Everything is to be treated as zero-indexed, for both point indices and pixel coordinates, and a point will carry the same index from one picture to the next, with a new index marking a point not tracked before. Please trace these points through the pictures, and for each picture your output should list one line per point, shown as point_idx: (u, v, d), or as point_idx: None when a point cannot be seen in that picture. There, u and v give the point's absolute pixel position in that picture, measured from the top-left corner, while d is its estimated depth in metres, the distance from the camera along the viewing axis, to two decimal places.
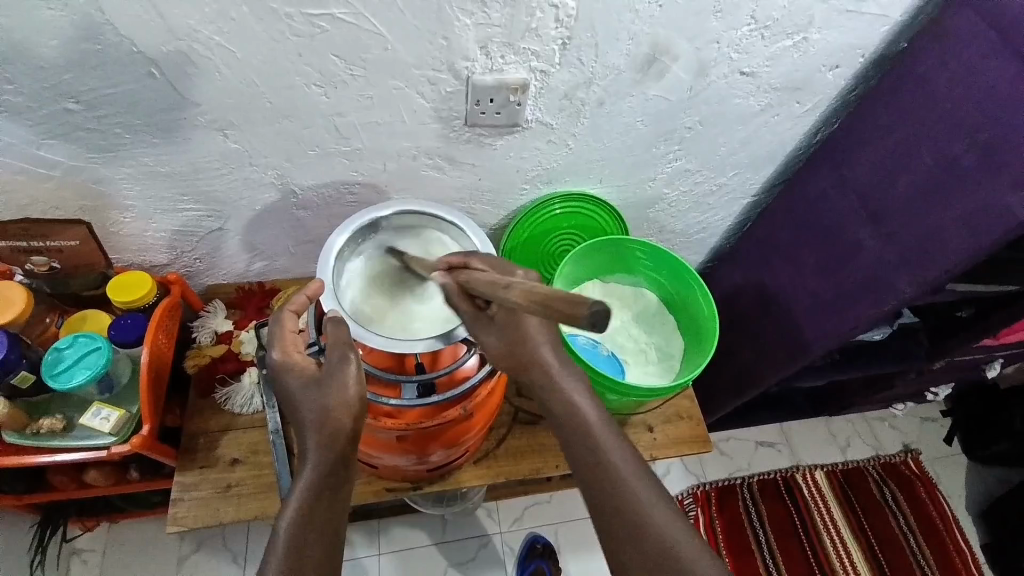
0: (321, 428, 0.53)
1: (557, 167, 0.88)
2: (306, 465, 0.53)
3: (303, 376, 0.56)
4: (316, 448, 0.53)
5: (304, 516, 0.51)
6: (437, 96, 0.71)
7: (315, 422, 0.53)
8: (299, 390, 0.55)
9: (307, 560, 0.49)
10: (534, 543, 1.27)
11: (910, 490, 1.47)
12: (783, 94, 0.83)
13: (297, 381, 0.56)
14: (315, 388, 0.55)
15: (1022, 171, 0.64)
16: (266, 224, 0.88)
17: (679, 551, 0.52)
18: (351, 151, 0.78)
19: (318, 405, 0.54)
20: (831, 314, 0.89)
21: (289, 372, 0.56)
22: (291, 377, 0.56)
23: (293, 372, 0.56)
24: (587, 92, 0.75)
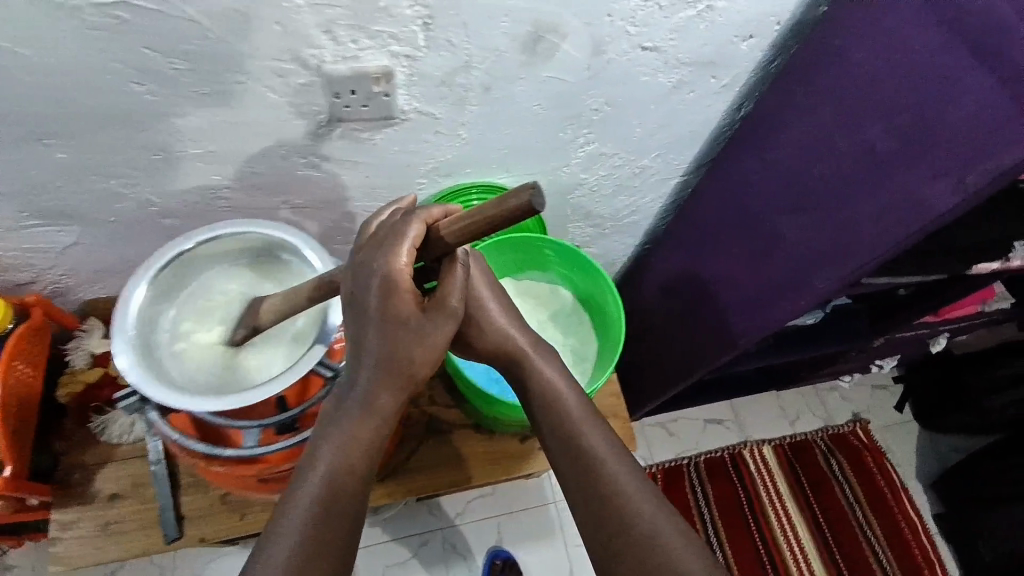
0: (382, 383, 0.53)
1: (455, 159, 0.79)
2: (346, 418, 0.53)
3: (388, 317, 0.51)
4: (364, 396, 0.53)
5: (339, 470, 0.52)
6: (289, 90, 0.62)
7: (378, 371, 0.52)
8: (380, 331, 0.51)
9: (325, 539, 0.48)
10: (495, 559, 1.25)
11: (856, 459, 1.48)
12: (696, 70, 0.74)
13: (381, 319, 0.51)
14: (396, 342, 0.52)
15: (942, 160, 0.57)
16: (131, 236, 0.78)
17: (662, 541, 0.54)
18: (206, 154, 0.68)
19: (396, 354, 0.52)
20: (755, 306, 0.84)
21: (375, 297, 0.50)
22: (386, 310, 0.51)
23: (377, 302, 0.50)
24: (467, 77, 0.66)
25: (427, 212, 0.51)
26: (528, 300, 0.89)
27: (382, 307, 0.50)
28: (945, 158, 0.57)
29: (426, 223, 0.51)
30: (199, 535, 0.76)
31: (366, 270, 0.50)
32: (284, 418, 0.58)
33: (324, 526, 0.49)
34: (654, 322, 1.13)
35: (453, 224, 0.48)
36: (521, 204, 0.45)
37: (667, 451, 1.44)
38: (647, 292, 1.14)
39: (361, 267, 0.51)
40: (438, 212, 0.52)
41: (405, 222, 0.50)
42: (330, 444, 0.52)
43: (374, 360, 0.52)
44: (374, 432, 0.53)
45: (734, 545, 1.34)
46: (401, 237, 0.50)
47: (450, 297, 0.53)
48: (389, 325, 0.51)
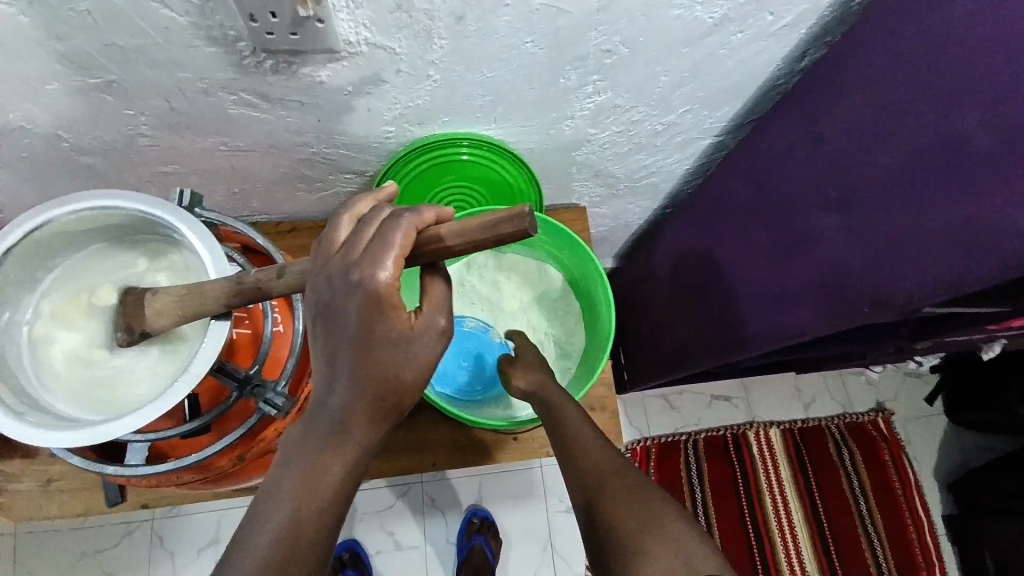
0: (370, 393, 0.39)
1: (426, 105, 0.64)
2: (318, 433, 0.39)
3: (369, 335, 0.38)
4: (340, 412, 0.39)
5: (308, 492, 0.39)
6: (189, 7, 0.47)
7: (353, 382, 0.39)
8: (365, 342, 0.38)
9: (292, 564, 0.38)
10: (472, 518, 1.22)
11: (871, 451, 1.37)
12: (746, 3, 0.55)
13: (365, 335, 0.38)
14: (371, 351, 0.39)
15: None
16: (49, 174, 0.67)
17: None
18: (110, 86, 0.55)
19: (385, 362, 0.39)
20: (767, 310, 0.69)
21: (356, 312, 0.38)
22: (371, 323, 0.38)
23: (360, 315, 0.38)
24: (429, 0, 0.49)
25: (418, 214, 0.40)
26: (513, 277, 0.79)
27: (366, 318, 0.38)
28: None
29: (417, 228, 0.40)
30: (142, 501, 0.72)
31: (342, 277, 0.38)
32: (184, 431, 0.48)
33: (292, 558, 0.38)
34: (660, 299, 0.99)
35: (456, 233, 0.39)
36: (518, 233, 0.38)
37: (664, 424, 1.36)
38: (657, 266, 0.99)
39: (337, 272, 0.39)
40: (432, 214, 0.41)
41: (393, 225, 0.39)
42: (297, 460, 0.40)
43: (356, 371, 0.39)
44: (323, 456, 0.40)
45: (723, 526, 1.29)
46: (387, 242, 0.38)
47: (442, 309, 0.41)
48: (372, 339, 0.38)
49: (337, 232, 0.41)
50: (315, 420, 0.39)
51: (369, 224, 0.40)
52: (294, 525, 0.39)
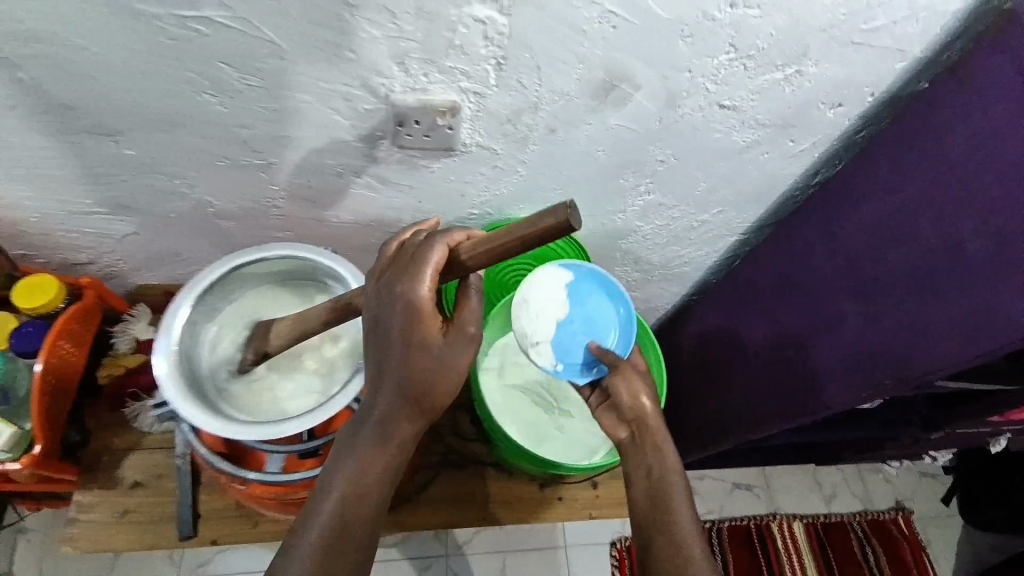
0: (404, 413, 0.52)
1: (509, 194, 0.78)
2: (368, 434, 0.51)
3: (409, 339, 0.51)
4: (387, 416, 0.52)
5: (352, 500, 0.50)
6: (355, 114, 0.61)
7: (398, 392, 0.51)
8: (399, 361, 0.51)
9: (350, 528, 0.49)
10: None
11: (894, 552, 1.36)
12: (774, 132, 0.70)
13: (403, 363, 0.51)
14: (408, 355, 0.51)
15: None
16: (184, 231, 0.80)
17: None
18: (267, 165, 0.69)
19: (415, 376, 0.51)
20: (797, 391, 0.77)
21: (400, 319, 0.51)
22: (412, 334, 0.51)
23: (401, 330, 0.52)
24: (533, 117, 0.64)
25: (449, 236, 0.54)
26: None
27: (408, 329, 0.51)
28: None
29: (448, 247, 0.53)
30: (211, 536, 0.78)
31: (384, 292, 0.52)
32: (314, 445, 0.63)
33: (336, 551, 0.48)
34: (688, 376, 1.08)
35: (473, 248, 0.52)
36: (544, 226, 0.47)
37: None
38: (685, 347, 1.10)
39: (385, 289, 0.52)
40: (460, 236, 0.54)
41: (432, 247, 0.53)
42: None
43: (392, 393, 0.52)
44: (371, 448, 0.51)
45: None
46: (426, 262, 0.52)
47: (473, 318, 0.54)
48: (414, 349, 0.51)
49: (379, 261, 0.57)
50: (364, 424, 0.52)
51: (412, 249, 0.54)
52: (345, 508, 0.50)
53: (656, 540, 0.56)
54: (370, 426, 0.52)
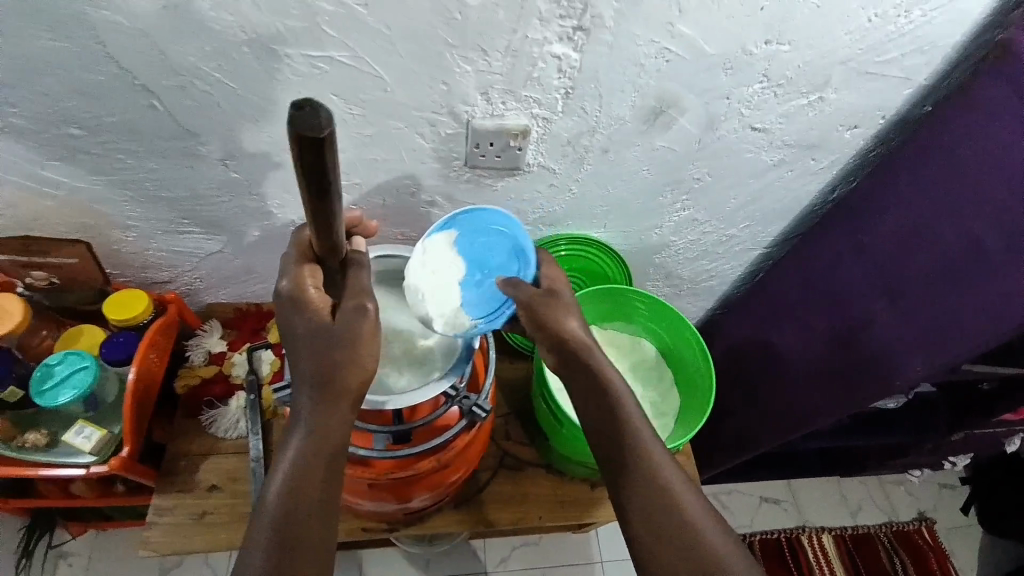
0: (322, 410, 0.57)
1: (560, 211, 0.86)
2: (302, 431, 0.57)
3: (315, 334, 0.58)
4: (312, 412, 0.57)
5: (299, 495, 0.54)
6: (437, 137, 0.70)
7: (316, 388, 0.57)
8: (307, 363, 0.58)
9: (299, 514, 0.54)
10: None
11: (923, 562, 1.38)
12: (797, 151, 0.79)
13: (312, 365, 0.58)
14: (320, 347, 0.58)
15: None
16: (263, 249, 0.87)
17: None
18: (351, 186, 0.77)
19: (321, 371, 0.57)
20: (841, 387, 0.84)
21: (298, 318, 0.59)
22: (312, 328, 0.59)
23: (304, 331, 0.59)
24: (590, 140, 0.74)
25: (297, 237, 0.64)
26: (611, 350, 0.93)
27: (310, 325, 0.59)
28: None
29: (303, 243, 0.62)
30: None
31: (278, 299, 0.60)
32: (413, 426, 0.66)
33: (289, 545, 0.52)
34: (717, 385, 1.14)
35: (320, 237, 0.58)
36: (297, 149, 0.41)
37: None
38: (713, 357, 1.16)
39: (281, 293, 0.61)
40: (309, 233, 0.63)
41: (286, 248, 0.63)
42: None
43: (310, 395, 0.58)
44: (306, 441, 0.56)
45: None
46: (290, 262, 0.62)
47: (365, 292, 0.61)
48: (319, 340, 0.58)
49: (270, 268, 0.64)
50: (297, 424, 0.57)
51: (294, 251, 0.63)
52: (291, 501, 0.54)
53: (638, 500, 0.57)
54: (301, 424, 0.57)
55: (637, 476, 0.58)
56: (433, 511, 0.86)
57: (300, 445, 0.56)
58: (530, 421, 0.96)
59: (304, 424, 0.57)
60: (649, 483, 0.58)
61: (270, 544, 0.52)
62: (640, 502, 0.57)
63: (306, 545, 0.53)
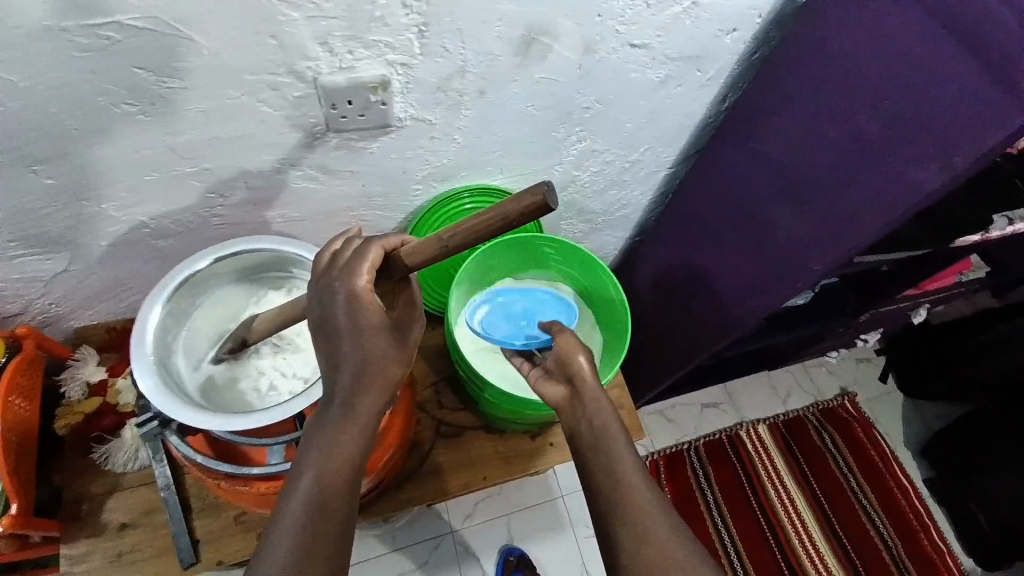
0: (369, 392, 0.50)
1: (450, 163, 0.79)
2: (335, 414, 0.49)
3: (360, 327, 0.51)
4: (348, 397, 0.50)
5: (327, 492, 0.46)
6: (286, 103, 0.61)
7: (355, 377, 0.50)
8: (350, 347, 0.50)
9: (330, 507, 0.46)
10: (509, 556, 1.27)
11: (849, 433, 1.51)
12: (682, 64, 0.76)
13: (357, 347, 0.50)
14: (368, 334, 0.51)
15: (928, 145, 0.61)
16: (120, 259, 0.76)
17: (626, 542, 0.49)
18: (201, 172, 0.67)
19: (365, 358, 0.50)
20: (751, 292, 0.87)
21: (343, 311, 0.52)
22: (358, 318, 0.52)
23: (347, 322, 0.51)
24: (462, 81, 0.67)
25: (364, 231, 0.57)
26: None
27: (357, 318, 0.52)
28: (929, 138, 0.60)
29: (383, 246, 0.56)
30: (217, 557, 0.75)
31: (330, 290, 0.53)
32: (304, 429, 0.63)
33: (313, 544, 0.44)
34: (645, 310, 1.15)
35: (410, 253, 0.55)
36: (538, 200, 0.47)
37: (666, 437, 1.47)
38: (638, 285, 1.16)
39: (340, 285, 0.53)
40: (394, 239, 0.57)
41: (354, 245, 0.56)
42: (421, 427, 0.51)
43: (349, 379, 0.50)
44: (340, 423, 0.49)
45: (738, 522, 1.37)
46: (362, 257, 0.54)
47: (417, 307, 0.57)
48: (361, 329, 0.51)
49: (321, 262, 0.57)
50: (329, 406, 0.50)
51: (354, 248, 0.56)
52: (320, 490, 0.46)
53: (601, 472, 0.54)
54: (335, 406, 0.49)
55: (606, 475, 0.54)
56: (374, 498, 0.84)
57: (329, 433, 0.48)
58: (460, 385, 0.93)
59: (338, 408, 0.49)
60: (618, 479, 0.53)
61: (294, 540, 0.44)
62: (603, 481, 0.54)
63: (336, 543, 0.45)
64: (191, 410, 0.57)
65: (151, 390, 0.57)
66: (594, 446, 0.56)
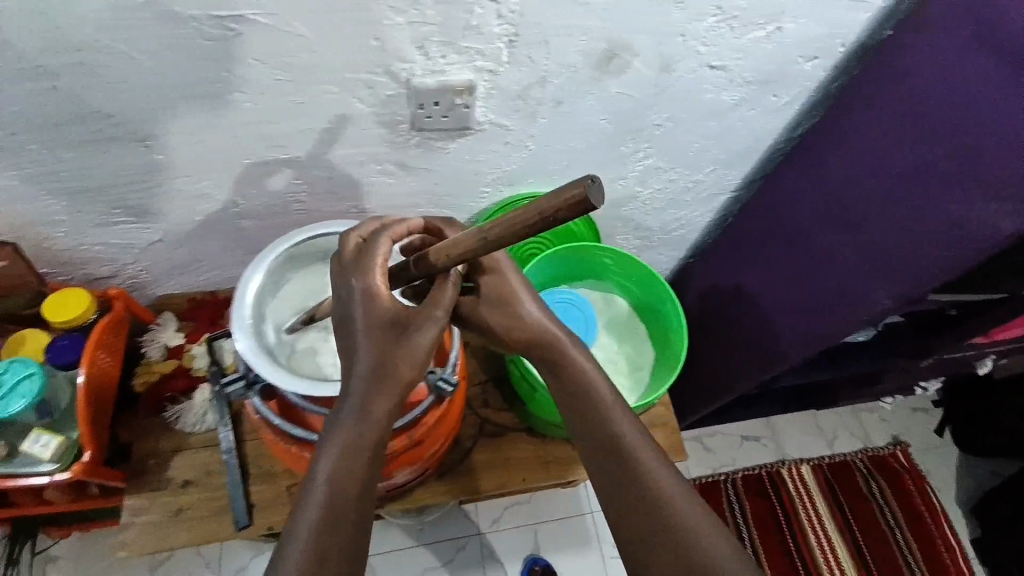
0: (378, 404, 0.52)
1: (518, 169, 0.82)
2: (349, 415, 0.52)
3: (377, 324, 0.54)
4: (362, 398, 0.52)
5: (340, 490, 0.49)
6: (377, 101, 0.66)
7: (370, 378, 0.53)
8: (366, 349, 0.53)
9: (343, 503, 0.49)
10: (534, 565, 1.27)
11: (898, 483, 1.43)
12: (758, 88, 0.76)
13: (370, 354, 0.53)
14: (384, 332, 0.53)
15: (999, 180, 0.60)
16: (207, 234, 0.82)
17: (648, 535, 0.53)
18: (291, 159, 0.72)
19: (381, 361, 0.52)
20: (806, 324, 0.85)
21: (359, 308, 0.54)
22: (369, 315, 0.54)
23: (364, 320, 0.54)
24: (541, 91, 0.69)
25: (391, 228, 0.58)
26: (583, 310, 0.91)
27: (369, 316, 0.54)
28: (999, 176, 0.60)
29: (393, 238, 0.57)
30: (268, 523, 0.79)
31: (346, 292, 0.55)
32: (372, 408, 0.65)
33: (324, 548, 0.46)
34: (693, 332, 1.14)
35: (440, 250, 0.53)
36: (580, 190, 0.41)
37: (702, 466, 1.44)
38: (688, 306, 1.16)
39: (356, 288, 0.54)
40: (404, 227, 0.58)
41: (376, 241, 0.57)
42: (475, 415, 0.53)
43: (364, 382, 0.53)
44: (354, 424, 0.52)
45: (773, 562, 1.32)
46: (376, 255, 0.56)
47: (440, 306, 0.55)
48: (372, 326, 0.54)
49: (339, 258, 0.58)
50: (343, 407, 0.53)
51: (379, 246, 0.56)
52: (332, 488, 0.49)
53: (615, 468, 0.57)
54: (349, 409, 0.52)
55: (623, 471, 0.57)
56: (417, 484, 0.86)
57: (338, 443, 0.51)
58: (506, 387, 0.95)
59: (348, 419, 0.52)
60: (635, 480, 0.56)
61: (311, 531, 0.47)
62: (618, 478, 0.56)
63: (350, 535, 0.48)
64: (280, 373, 0.62)
65: (244, 350, 0.62)
66: (607, 442, 0.58)
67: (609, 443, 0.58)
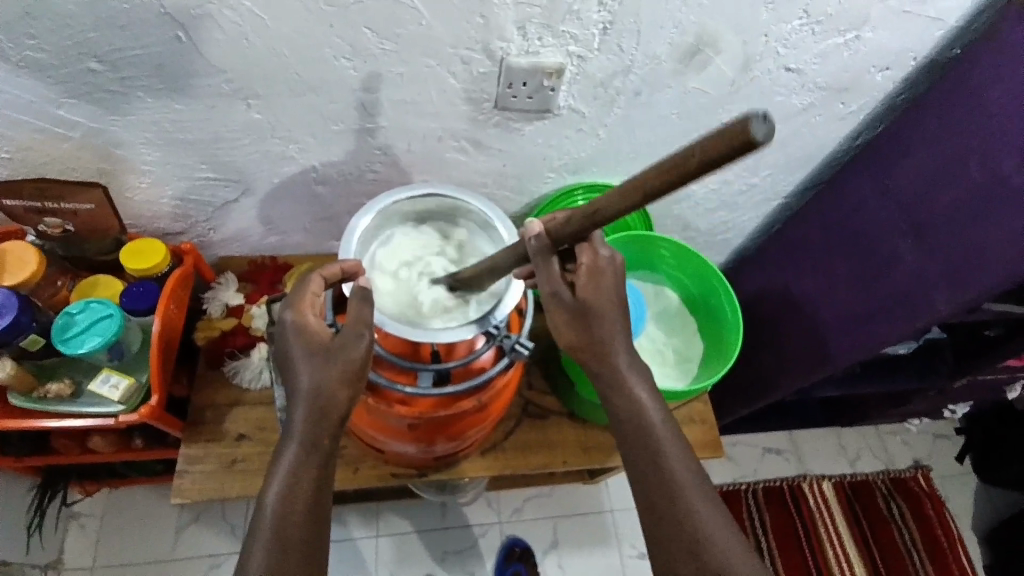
0: (317, 424, 0.57)
1: (585, 157, 0.84)
2: (295, 441, 0.57)
3: (309, 354, 0.58)
4: (306, 423, 0.57)
5: (289, 508, 0.55)
6: (469, 77, 0.69)
7: (310, 404, 0.57)
8: (302, 378, 0.58)
9: (294, 518, 0.54)
10: (512, 546, 1.29)
11: (917, 507, 1.44)
12: (829, 94, 0.79)
13: (308, 379, 0.57)
14: (321, 359, 0.58)
15: None
16: (282, 197, 0.85)
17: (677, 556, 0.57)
18: (376, 129, 0.75)
19: (314, 390, 0.57)
20: (864, 328, 0.85)
21: (295, 340, 0.59)
22: (308, 348, 0.59)
23: (301, 352, 0.59)
24: (624, 81, 0.72)
25: (323, 267, 0.62)
26: None
27: (308, 348, 0.59)
28: None
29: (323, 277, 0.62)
30: None
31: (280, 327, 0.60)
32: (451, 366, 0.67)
33: (283, 548, 0.53)
34: None
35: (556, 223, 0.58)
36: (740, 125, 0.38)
37: (723, 474, 1.44)
38: None
39: (293, 324, 0.60)
40: (336, 267, 0.62)
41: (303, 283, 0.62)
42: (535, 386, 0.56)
43: (303, 411, 0.57)
44: (300, 448, 0.56)
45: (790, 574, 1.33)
46: (301, 293, 0.61)
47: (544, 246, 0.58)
48: (314, 356, 0.58)
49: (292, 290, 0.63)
50: (288, 435, 0.57)
51: (307, 284, 0.61)
52: (285, 505, 0.55)
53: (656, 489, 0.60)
54: (295, 434, 0.57)
55: (664, 495, 0.59)
56: (460, 457, 0.87)
57: (296, 458, 0.56)
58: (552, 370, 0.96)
59: (299, 437, 0.57)
60: (674, 505, 0.59)
61: (265, 548, 0.53)
62: (657, 500, 0.59)
63: (302, 545, 0.54)
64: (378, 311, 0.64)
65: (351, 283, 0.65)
66: (650, 460, 0.61)
67: (654, 463, 0.61)
